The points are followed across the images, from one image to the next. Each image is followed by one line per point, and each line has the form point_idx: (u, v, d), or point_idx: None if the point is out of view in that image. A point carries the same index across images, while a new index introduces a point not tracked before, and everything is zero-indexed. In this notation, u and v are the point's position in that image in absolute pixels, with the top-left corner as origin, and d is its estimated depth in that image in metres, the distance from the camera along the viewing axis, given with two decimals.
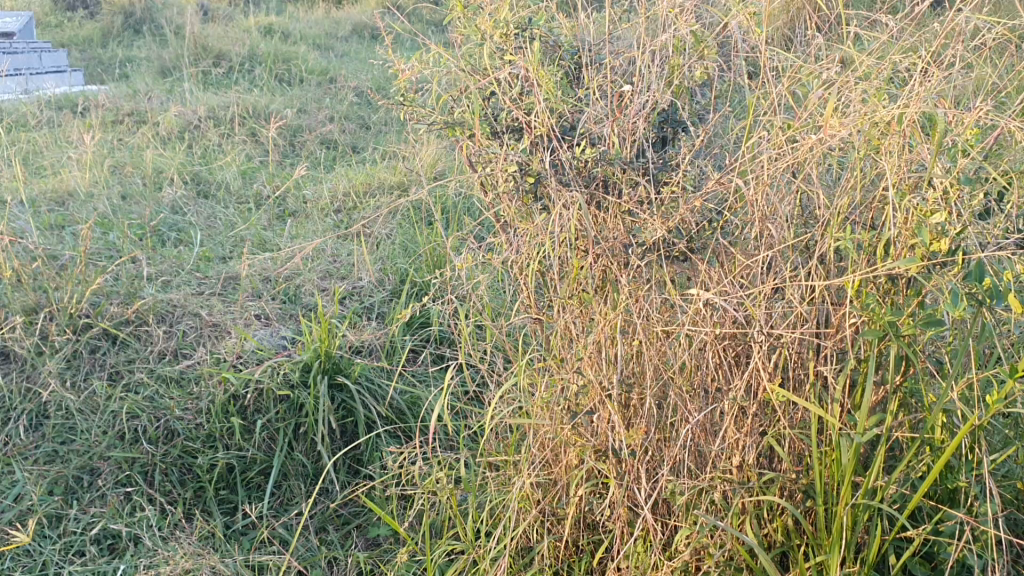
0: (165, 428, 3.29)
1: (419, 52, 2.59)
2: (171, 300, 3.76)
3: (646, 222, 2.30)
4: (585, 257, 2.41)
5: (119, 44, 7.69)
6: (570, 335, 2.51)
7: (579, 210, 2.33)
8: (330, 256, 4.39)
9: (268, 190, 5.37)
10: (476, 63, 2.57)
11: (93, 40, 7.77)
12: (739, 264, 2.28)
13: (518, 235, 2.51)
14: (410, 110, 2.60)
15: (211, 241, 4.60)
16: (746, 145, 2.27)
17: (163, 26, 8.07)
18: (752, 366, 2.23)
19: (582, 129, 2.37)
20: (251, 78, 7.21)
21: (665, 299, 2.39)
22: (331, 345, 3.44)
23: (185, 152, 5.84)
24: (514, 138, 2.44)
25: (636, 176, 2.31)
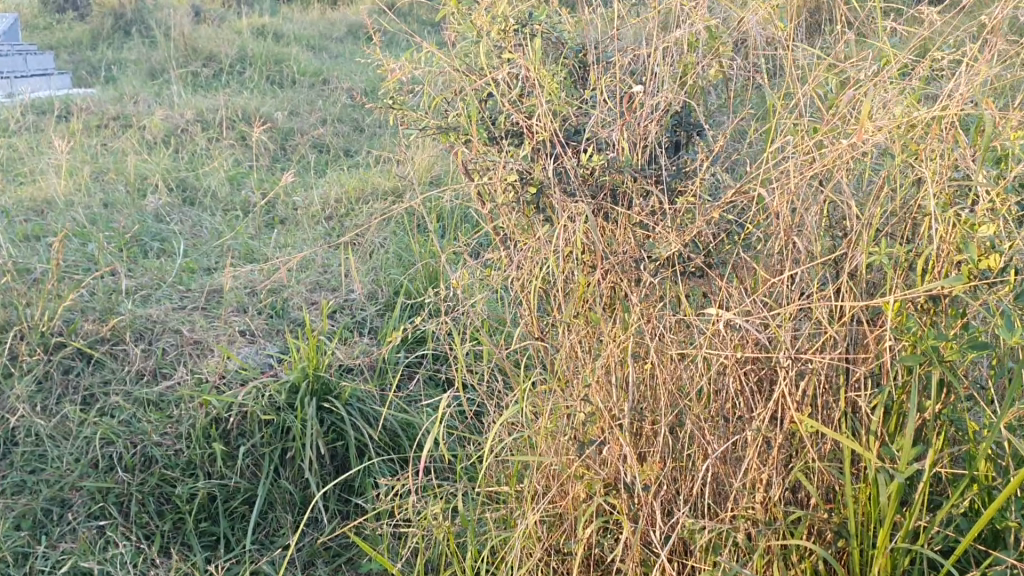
0: (142, 454, 3.09)
1: (410, 50, 2.38)
2: (150, 315, 3.55)
3: (660, 236, 2.09)
4: (592, 274, 2.20)
5: (105, 46, 7.48)
6: (576, 357, 2.30)
7: (584, 223, 2.12)
8: (320, 268, 4.19)
9: (256, 197, 5.16)
10: (472, 62, 2.36)
11: (79, 42, 7.55)
12: (763, 280, 2.07)
13: (518, 249, 2.31)
14: (400, 114, 2.39)
15: (196, 252, 4.39)
16: (768, 149, 2.06)
17: (151, 27, 7.86)
18: (778, 393, 2.02)
19: (587, 134, 2.16)
20: (241, 79, 7.00)
21: (680, 319, 2.18)
22: (320, 365, 3.24)
23: (171, 158, 5.63)
24: (513, 144, 2.23)
25: (647, 186, 2.10)
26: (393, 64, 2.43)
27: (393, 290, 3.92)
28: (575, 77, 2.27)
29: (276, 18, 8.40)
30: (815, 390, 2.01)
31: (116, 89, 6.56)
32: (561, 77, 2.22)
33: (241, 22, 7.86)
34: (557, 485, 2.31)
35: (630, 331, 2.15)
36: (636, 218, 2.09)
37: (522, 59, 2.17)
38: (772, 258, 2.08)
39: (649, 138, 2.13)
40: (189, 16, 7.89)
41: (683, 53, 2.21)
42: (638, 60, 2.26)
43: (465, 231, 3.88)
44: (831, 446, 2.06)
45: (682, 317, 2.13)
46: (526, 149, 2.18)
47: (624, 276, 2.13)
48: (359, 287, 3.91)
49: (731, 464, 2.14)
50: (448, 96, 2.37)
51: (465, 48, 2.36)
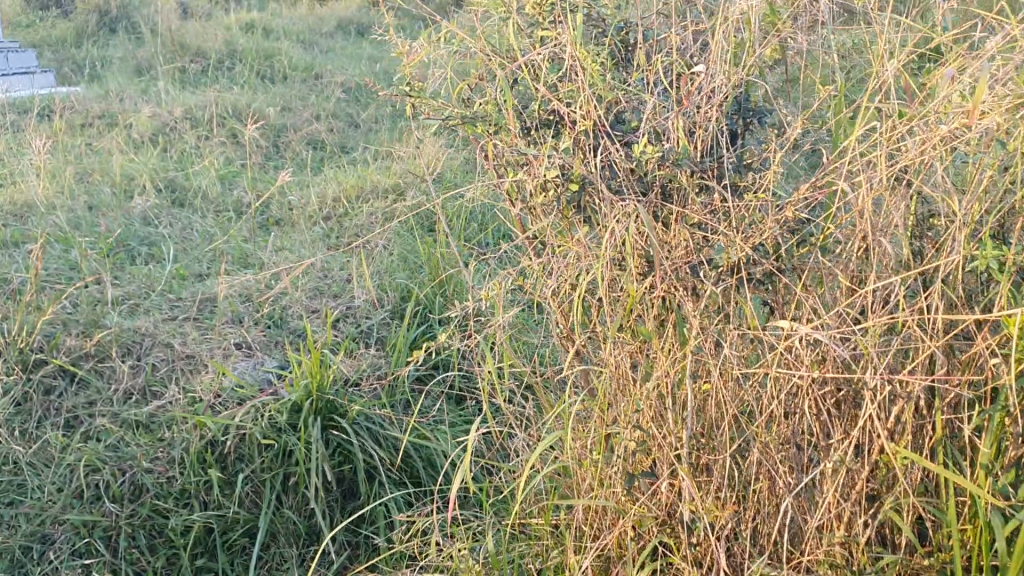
0: (131, 483, 2.81)
1: (428, 30, 2.10)
2: (138, 328, 3.27)
3: (723, 239, 1.81)
4: (642, 283, 1.92)
5: (88, 42, 7.18)
6: (622, 376, 2.02)
7: (635, 225, 1.85)
8: (319, 274, 3.91)
9: (250, 197, 4.88)
10: (499, 42, 2.08)
11: (63, 37, 7.25)
12: (844, 288, 1.79)
13: (555, 255, 2.03)
14: (418, 103, 2.11)
15: (186, 257, 4.11)
16: (849, 137, 1.79)
17: (136, 22, 7.56)
18: (863, 420, 1.74)
19: (636, 123, 1.89)
20: (231, 75, 6.72)
21: (744, 333, 1.90)
22: (324, 381, 2.96)
23: (159, 157, 5.34)
24: (550, 135, 1.96)
25: (707, 181, 1.82)
26: (408, 47, 2.16)
27: (400, 297, 3.65)
28: (616, 58, 1.99)
29: (265, 12, 8.11)
30: (907, 415, 1.74)
31: (99, 86, 6.26)
32: (603, 58, 1.94)
33: (229, 16, 7.57)
34: (604, 521, 2.03)
35: (686, 348, 1.88)
36: (695, 218, 1.82)
37: (559, 37, 1.89)
38: (853, 263, 1.81)
39: (706, 127, 1.86)
40: (175, 11, 7.59)
41: (741, 29, 1.94)
42: (690, 38, 1.98)
43: (476, 233, 3.62)
44: (926, 477, 1.79)
45: (746, 331, 1.86)
46: (566, 141, 1.90)
47: (679, 286, 1.85)
48: (363, 294, 3.63)
49: (808, 498, 1.86)
50: (473, 82, 2.09)
51: (491, 28, 2.08)
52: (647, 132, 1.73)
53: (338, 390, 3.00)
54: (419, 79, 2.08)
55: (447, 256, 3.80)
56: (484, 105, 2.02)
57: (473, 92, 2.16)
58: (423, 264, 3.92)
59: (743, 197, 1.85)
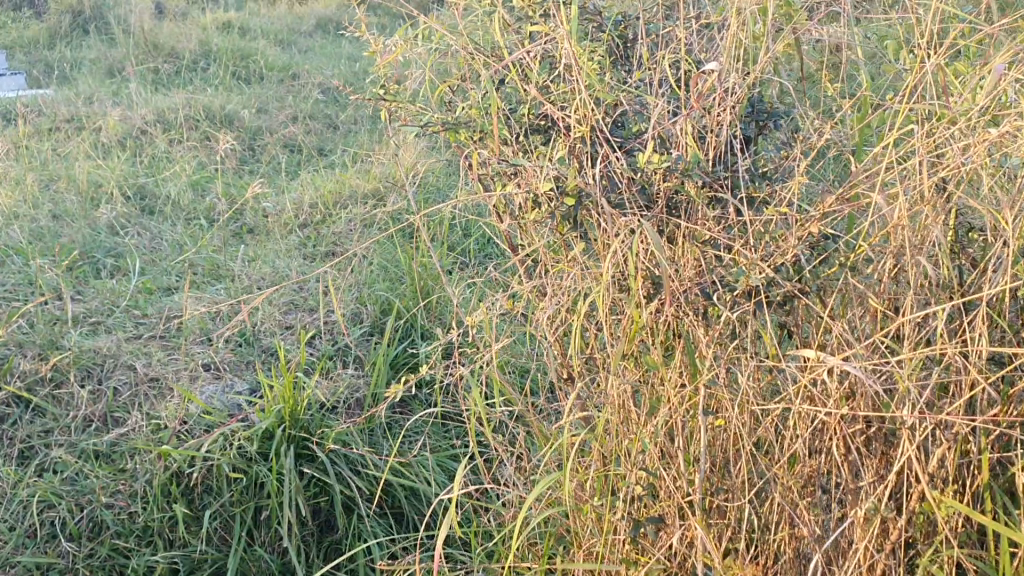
0: (90, 519, 2.59)
1: (404, 27, 1.89)
2: (99, 348, 3.06)
3: (739, 258, 1.61)
4: (647, 308, 1.72)
5: (60, 42, 6.92)
6: (624, 411, 1.82)
7: (639, 243, 1.65)
8: (294, 288, 3.70)
9: (222, 204, 4.66)
10: (483, 38, 1.87)
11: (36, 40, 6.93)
12: (874, 313, 1.60)
13: (548, 275, 1.83)
14: (394, 109, 1.90)
15: (154, 270, 3.89)
16: (879, 142, 1.59)
17: (107, 21, 7.31)
18: (899, 465, 1.55)
19: (638, 128, 1.69)
20: (205, 76, 6.49)
21: (761, 363, 1.70)
22: (298, 406, 2.75)
23: (128, 163, 5.11)
24: (541, 142, 1.76)
25: (720, 192, 1.62)
26: (383, 45, 1.95)
27: (379, 311, 3.43)
28: (614, 55, 1.78)
29: (241, 10, 7.87)
30: (949, 457, 1.54)
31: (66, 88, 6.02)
32: (600, 54, 1.74)
33: (203, 14, 7.33)
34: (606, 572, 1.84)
35: (697, 381, 1.68)
36: (707, 235, 1.62)
37: (552, 30, 1.68)
38: (886, 283, 1.61)
39: (718, 129, 1.66)
40: (149, 10, 7.35)
41: (752, 20, 1.74)
42: (695, 30, 1.77)
43: (461, 243, 3.42)
44: (968, 526, 1.60)
45: (765, 362, 1.66)
46: (560, 150, 1.70)
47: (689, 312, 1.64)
48: (340, 309, 3.42)
49: (836, 547, 1.67)
50: (455, 83, 1.88)
51: (474, 23, 1.87)
52: (653, 138, 1.53)
53: (314, 415, 2.80)
54: (395, 80, 1.87)
55: (430, 267, 3.60)
56: (469, 107, 1.82)
57: (455, 94, 1.95)
58: (404, 276, 3.71)
59: (760, 211, 1.66)
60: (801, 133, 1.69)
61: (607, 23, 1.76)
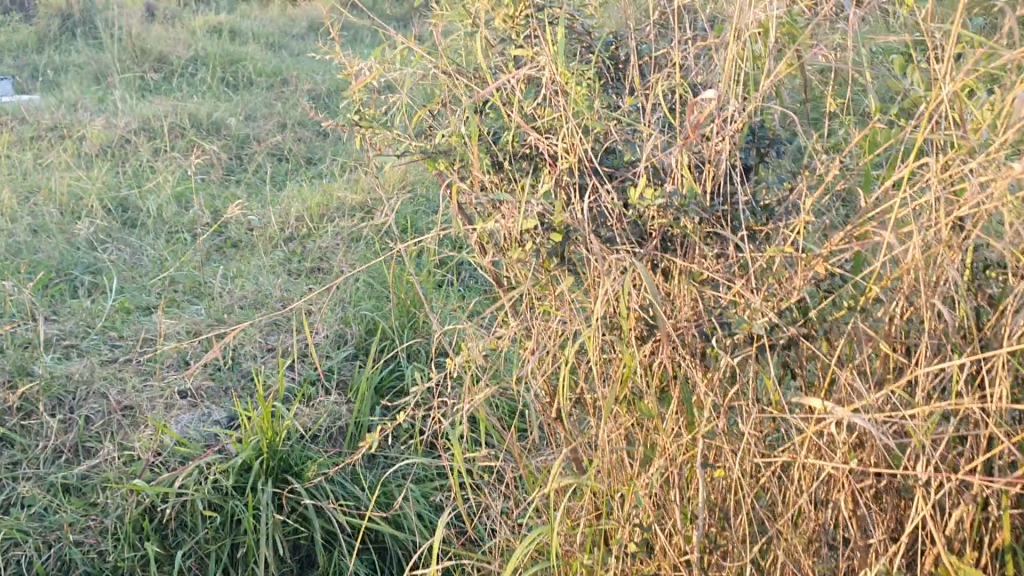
0: (58, 557, 2.46)
1: (380, 47, 1.77)
2: (71, 374, 2.93)
3: (740, 300, 1.50)
4: (640, 350, 1.61)
5: (49, 46, 6.72)
6: (616, 459, 1.71)
7: (631, 283, 1.53)
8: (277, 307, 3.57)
9: (206, 217, 4.54)
10: (466, 60, 1.75)
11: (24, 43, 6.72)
12: (884, 360, 1.48)
13: (535, 313, 1.71)
14: (370, 135, 1.78)
15: (134, 288, 3.77)
16: (890, 175, 1.47)
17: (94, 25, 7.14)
18: (913, 527, 1.44)
19: (631, 158, 1.57)
20: (192, 81, 6.35)
21: (763, 411, 1.59)
22: (277, 437, 2.63)
23: (110, 173, 4.97)
24: (527, 172, 1.64)
25: (719, 229, 1.51)
26: (358, 66, 1.82)
27: (364, 331, 3.30)
28: (605, 78, 1.66)
29: (230, 12, 7.71)
30: (966, 518, 1.43)
31: (49, 96, 5.87)
32: (588, 79, 1.60)
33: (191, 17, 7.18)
34: None
35: (695, 430, 1.56)
36: (704, 275, 1.50)
37: (536, 53, 1.55)
38: (898, 325, 1.49)
39: (717, 157, 1.53)
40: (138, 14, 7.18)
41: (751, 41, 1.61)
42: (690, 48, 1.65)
43: (449, 262, 3.30)
44: None
45: (767, 409, 1.55)
46: (547, 181, 1.58)
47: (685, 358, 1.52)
48: (324, 330, 3.29)
49: None
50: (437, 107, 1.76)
51: (457, 43, 1.74)
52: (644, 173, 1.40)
53: (294, 446, 2.68)
54: (371, 104, 1.75)
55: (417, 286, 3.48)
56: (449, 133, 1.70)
57: (438, 119, 1.83)
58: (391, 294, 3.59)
59: (762, 248, 1.54)
60: (806, 163, 1.57)
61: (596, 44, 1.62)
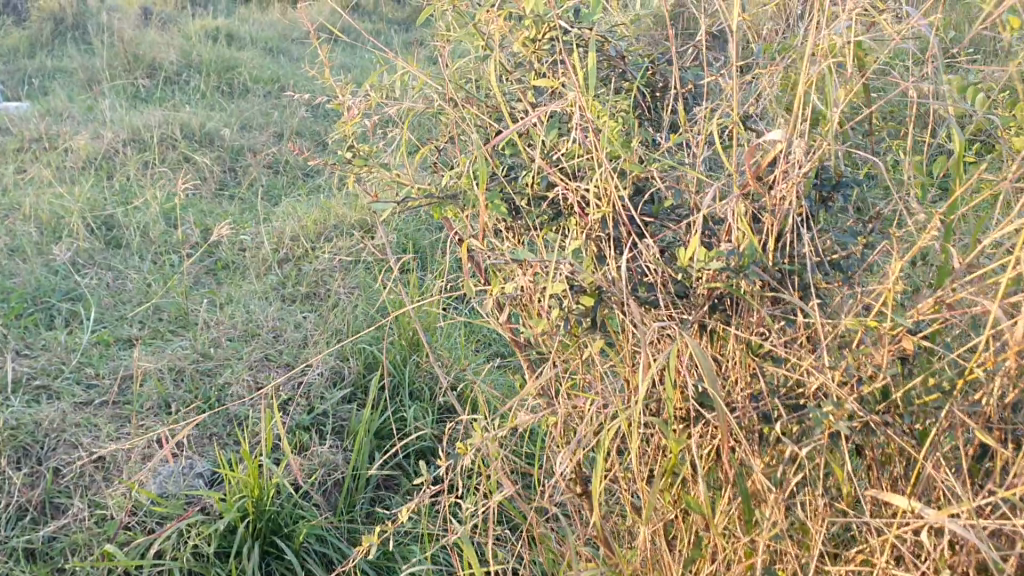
0: None
1: (377, 72, 1.52)
2: (41, 423, 2.68)
3: (808, 378, 1.24)
4: (686, 432, 1.35)
5: (42, 51, 6.11)
6: (655, 556, 1.45)
7: (676, 357, 1.27)
8: (269, 339, 3.31)
9: (196, 237, 4.24)
10: (476, 87, 1.49)
11: (13, 49, 6.07)
12: (985, 452, 1.22)
13: (560, 386, 1.44)
14: (365, 174, 1.53)
15: (116, 326, 3.42)
16: (992, 231, 1.21)
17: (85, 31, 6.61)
18: None
19: (675, 204, 1.30)
20: (186, 86, 5.84)
21: (832, 509, 1.33)
22: (265, 495, 2.36)
23: (96, 193, 4.53)
24: (549, 217, 1.38)
25: (782, 291, 1.24)
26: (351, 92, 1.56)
27: (362, 364, 3.03)
28: (640, 108, 1.39)
29: (227, 16, 7.11)
30: None
31: (35, 105, 5.37)
32: (619, 111, 1.34)
33: (182, 17, 6.77)
34: None
35: (752, 532, 1.30)
36: (765, 347, 1.24)
37: (562, 81, 1.28)
38: (998, 409, 1.23)
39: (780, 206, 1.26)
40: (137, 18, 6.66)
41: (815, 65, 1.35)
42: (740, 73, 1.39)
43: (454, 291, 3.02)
44: None
45: (838, 508, 1.29)
46: (573, 232, 1.32)
47: (744, 448, 1.26)
48: (319, 366, 3.01)
49: None
50: (443, 140, 1.50)
51: (466, 67, 1.49)
52: (699, 233, 1.13)
53: (285, 503, 2.42)
54: (366, 137, 1.49)
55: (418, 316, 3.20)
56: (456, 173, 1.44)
57: (442, 154, 1.57)
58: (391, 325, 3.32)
59: (833, 312, 1.27)
60: (882, 211, 1.31)
61: (628, 68, 1.36)
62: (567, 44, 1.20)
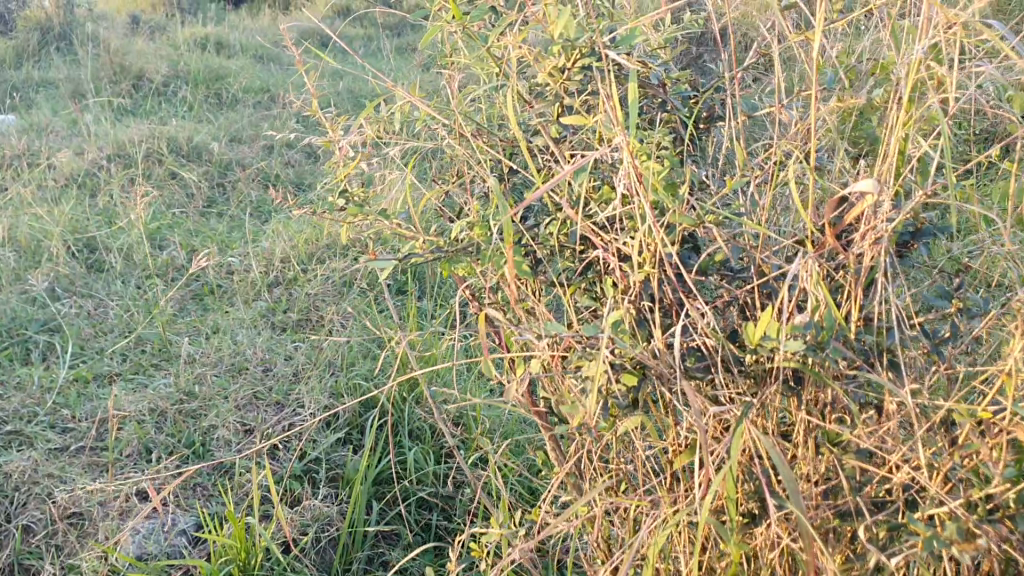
0: None
1: (376, 102, 1.31)
2: (9, 472, 2.23)
3: (900, 471, 1.02)
4: (749, 530, 1.12)
5: (29, 61, 5.22)
6: None
7: (741, 444, 1.05)
8: (258, 373, 3.02)
9: (183, 259, 3.66)
10: (487, 118, 1.29)
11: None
12: None
13: (594, 470, 1.22)
14: (361, 220, 1.31)
15: (103, 372, 3.01)
16: None
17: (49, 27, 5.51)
18: None
19: (732, 257, 1.09)
20: (171, 97, 4.99)
21: None
22: (253, 560, 2.03)
23: (78, 213, 3.85)
24: (579, 273, 1.16)
25: (863, 365, 1.03)
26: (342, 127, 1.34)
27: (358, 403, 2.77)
28: (682, 143, 1.19)
29: (217, 21, 6.36)
30: None
31: (17, 119, 4.59)
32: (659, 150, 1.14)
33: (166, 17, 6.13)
34: None
35: None
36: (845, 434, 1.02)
37: (595, 115, 1.07)
38: None
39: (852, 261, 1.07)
40: (118, 26, 5.79)
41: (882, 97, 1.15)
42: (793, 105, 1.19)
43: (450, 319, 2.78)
44: None
45: None
46: (611, 294, 1.09)
47: (823, 552, 1.05)
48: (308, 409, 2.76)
49: None
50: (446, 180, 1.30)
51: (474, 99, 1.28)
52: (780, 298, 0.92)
53: (275, 566, 2.08)
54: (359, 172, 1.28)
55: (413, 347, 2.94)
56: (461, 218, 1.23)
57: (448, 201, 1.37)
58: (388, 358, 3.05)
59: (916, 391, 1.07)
60: (967, 263, 1.11)
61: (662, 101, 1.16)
62: (612, 71, 0.99)
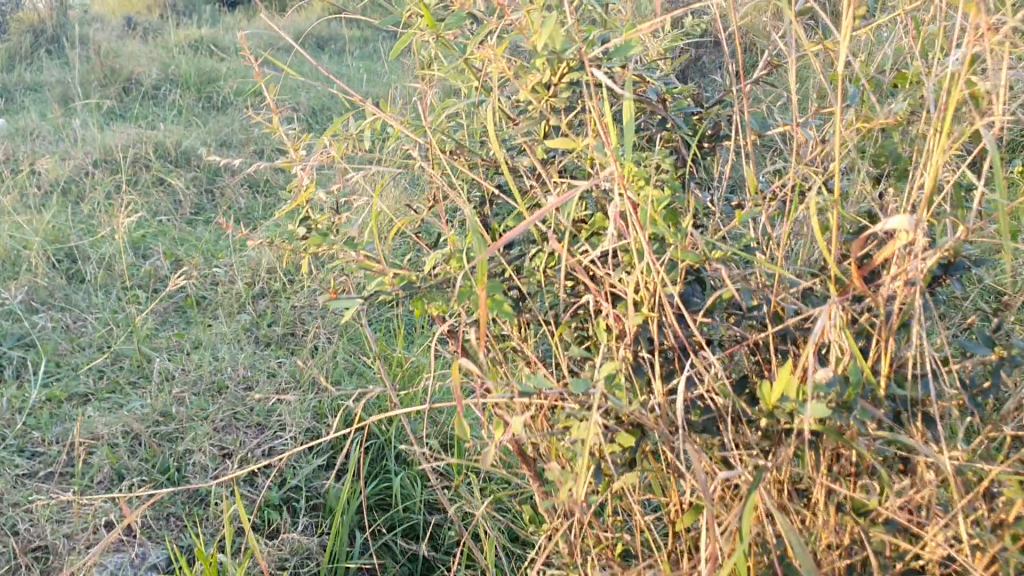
0: None
1: (346, 119, 1.17)
2: None
3: (938, 546, 0.89)
4: None
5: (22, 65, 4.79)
6: None
7: (754, 515, 0.91)
8: (241, 382, 2.63)
9: (168, 268, 3.24)
10: (464, 136, 1.16)
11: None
12: None
13: (590, 534, 1.08)
14: (329, 252, 1.16)
15: (77, 390, 2.59)
16: None
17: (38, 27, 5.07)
18: None
19: (743, 298, 0.95)
20: (161, 100, 4.58)
21: None
22: None
23: (48, 222, 3.37)
24: (568, 312, 1.03)
25: (894, 425, 0.90)
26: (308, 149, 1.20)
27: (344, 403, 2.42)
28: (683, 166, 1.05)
29: (212, 24, 5.91)
30: None
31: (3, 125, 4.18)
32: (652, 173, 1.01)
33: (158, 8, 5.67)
34: None
35: None
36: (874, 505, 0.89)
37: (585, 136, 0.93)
38: None
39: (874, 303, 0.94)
40: (110, 27, 5.37)
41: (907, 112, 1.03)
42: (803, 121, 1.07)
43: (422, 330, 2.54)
44: None
45: None
46: (603, 340, 0.96)
47: None
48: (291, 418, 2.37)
49: None
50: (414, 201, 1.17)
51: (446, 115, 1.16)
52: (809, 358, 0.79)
53: None
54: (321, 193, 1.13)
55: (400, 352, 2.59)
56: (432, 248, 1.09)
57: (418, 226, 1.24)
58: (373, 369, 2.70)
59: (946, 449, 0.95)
60: (1009, 301, 0.98)
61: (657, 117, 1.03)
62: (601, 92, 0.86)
